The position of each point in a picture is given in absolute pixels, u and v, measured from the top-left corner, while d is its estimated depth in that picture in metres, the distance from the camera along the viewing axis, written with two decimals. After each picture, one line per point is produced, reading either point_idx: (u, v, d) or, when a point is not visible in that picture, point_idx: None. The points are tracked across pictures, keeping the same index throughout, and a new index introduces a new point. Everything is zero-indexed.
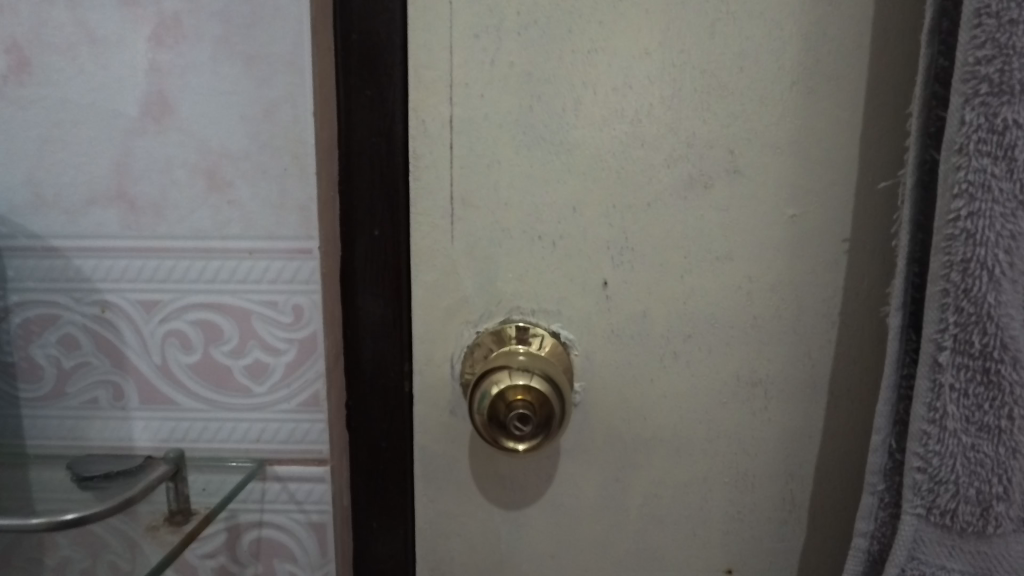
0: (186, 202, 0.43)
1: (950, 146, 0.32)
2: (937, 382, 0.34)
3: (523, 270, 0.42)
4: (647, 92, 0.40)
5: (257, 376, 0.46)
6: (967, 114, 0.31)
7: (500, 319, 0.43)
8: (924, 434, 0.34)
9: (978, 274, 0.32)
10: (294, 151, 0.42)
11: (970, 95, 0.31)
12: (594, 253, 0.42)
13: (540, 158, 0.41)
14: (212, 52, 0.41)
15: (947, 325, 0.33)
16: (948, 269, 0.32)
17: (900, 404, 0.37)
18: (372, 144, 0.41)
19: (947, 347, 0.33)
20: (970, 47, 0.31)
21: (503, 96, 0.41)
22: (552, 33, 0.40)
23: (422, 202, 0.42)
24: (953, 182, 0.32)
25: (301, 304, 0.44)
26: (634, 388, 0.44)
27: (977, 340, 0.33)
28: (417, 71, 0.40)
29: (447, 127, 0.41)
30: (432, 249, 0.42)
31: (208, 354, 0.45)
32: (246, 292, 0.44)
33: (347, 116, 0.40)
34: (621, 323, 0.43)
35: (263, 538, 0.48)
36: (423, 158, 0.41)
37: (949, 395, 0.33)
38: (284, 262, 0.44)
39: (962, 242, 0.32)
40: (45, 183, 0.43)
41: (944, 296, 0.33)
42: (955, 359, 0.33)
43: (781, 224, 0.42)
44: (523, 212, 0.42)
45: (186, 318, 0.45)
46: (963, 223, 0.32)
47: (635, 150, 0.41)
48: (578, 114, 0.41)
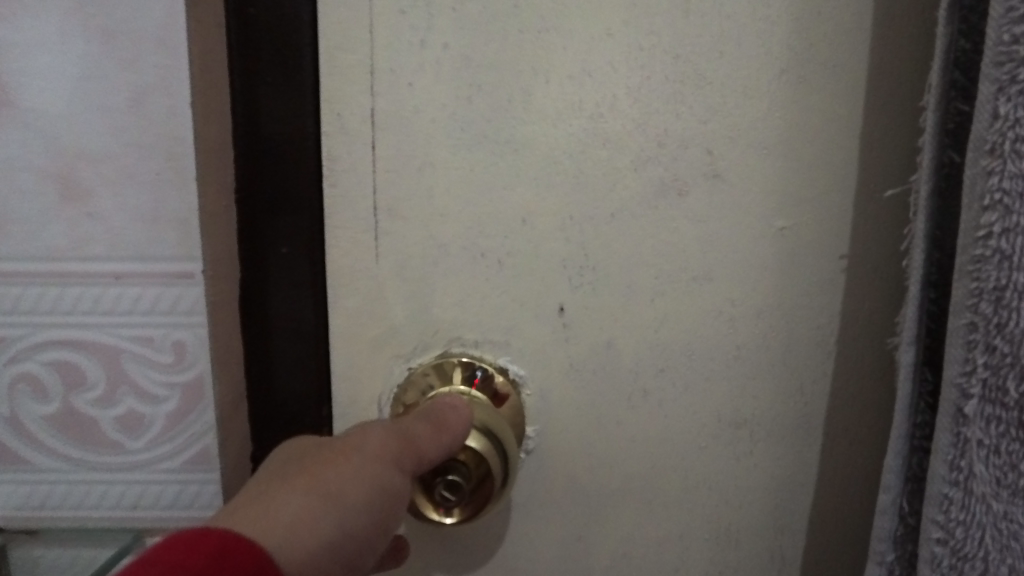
0: (37, 214, 0.44)
1: (979, 146, 0.26)
2: (961, 436, 0.27)
3: (464, 295, 0.35)
4: (609, 81, 0.34)
5: (138, 412, 0.47)
6: (1003, 105, 0.25)
7: (438, 352, 0.36)
8: (945, 499, 0.28)
9: (1013, 305, 0.26)
10: (172, 149, 0.43)
11: (1005, 82, 0.25)
12: (548, 272, 0.35)
13: (482, 160, 0.34)
14: (60, 26, 0.41)
15: (974, 367, 0.27)
16: (976, 298, 0.26)
17: (911, 458, 0.31)
18: (276, 142, 0.33)
19: (974, 394, 0.27)
20: (1006, 22, 0.25)
21: (436, 85, 0.33)
22: (495, 8, 0.33)
23: (340, 212, 0.35)
24: (983, 191, 0.26)
25: (181, 340, 0.46)
26: (597, 432, 0.37)
27: (1011, 388, 0.27)
28: (330, 53, 0.33)
29: (368, 123, 0.34)
30: (353, 270, 0.35)
31: (72, 402, 0.47)
32: (128, 331, 0.46)
33: (245, 108, 0.33)
34: (581, 355, 0.36)
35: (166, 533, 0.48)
36: (341, 159, 0.34)
37: (976, 452, 0.27)
38: (161, 290, 0.45)
39: (995, 266, 0.26)
40: None
41: (970, 331, 0.27)
42: (984, 410, 0.27)
43: (767, 238, 0.35)
44: (464, 225, 0.35)
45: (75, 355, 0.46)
46: (997, 243, 0.26)
47: (597, 149, 0.34)
48: (528, 106, 0.34)
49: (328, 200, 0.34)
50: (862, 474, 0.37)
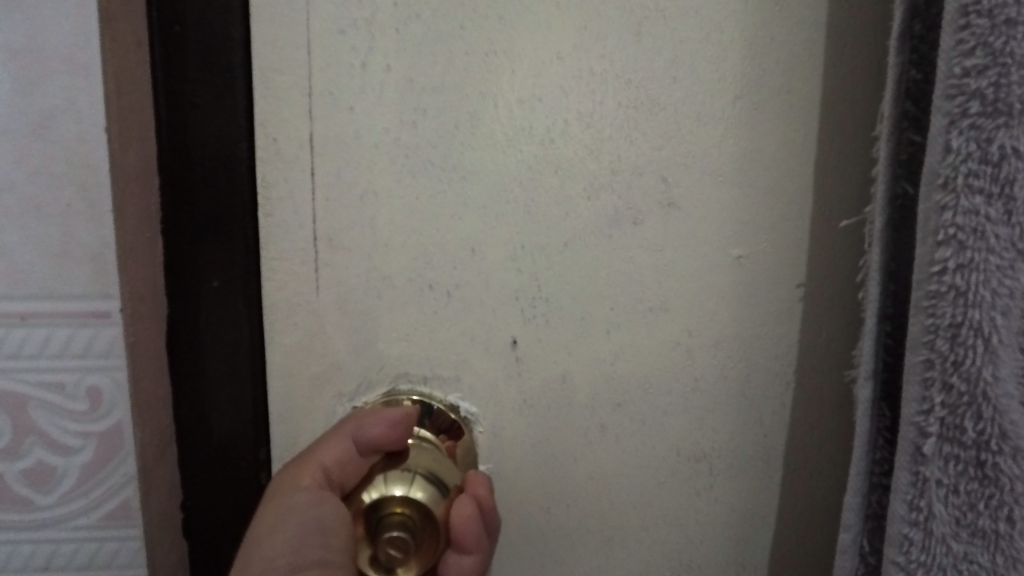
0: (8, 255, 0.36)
1: (932, 180, 0.25)
2: (920, 475, 0.27)
3: (410, 328, 0.33)
4: (560, 106, 0.32)
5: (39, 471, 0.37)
6: (955, 139, 0.25)
7: (385, 390, 0.34)
8: (905, 539, 0.27)
9: (969, 343, 0.25)
10: (83, 176, 0.33)
11: (957, 114, 0.25)
12: (498, 304, 0.34)
13: (428, 188, 0.32)
14: None
15: (932, 406, 0.26)
16: (932, 335, 0.26)
17: (871, 496, 0.30)
18: (205, 167, 0.31)
19: (932, 433, 0.27)
20: (956, 54, 0.25)
21: (378, 110, 0.32)
22: (440, 30, 0.31)
23: (275, 242, 0.32)
24: (937, 226, 0.25)
25: (97, 385, 0.36)
26: (554, 469, 0.36)
27: (969, 426, 0.26)
28: (263, 73, 0.31)
29: (306, 148, 0.32)
30: (290, 303, 0.33)
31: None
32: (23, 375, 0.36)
33: (171, 133, 0.31)
34: (534, 390, 0.35)
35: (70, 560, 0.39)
36: (276, 186, 0.32)
37: (937, 493, 0.27)
38: (73, 330, 0.35)
39: (950, 302, 0.25)
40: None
41: (927, 368, 0.26)
42: (943, 449, 0.27)
43: (723, 266, 0.34)
44: (409, 255, 0.33)
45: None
46: (952, 278, 0.25)
47: (547, 176, 0.33)
48: (475, 131, 0.32)
49: (263, 229, 0.32)
50: (824, 508, 0.36)
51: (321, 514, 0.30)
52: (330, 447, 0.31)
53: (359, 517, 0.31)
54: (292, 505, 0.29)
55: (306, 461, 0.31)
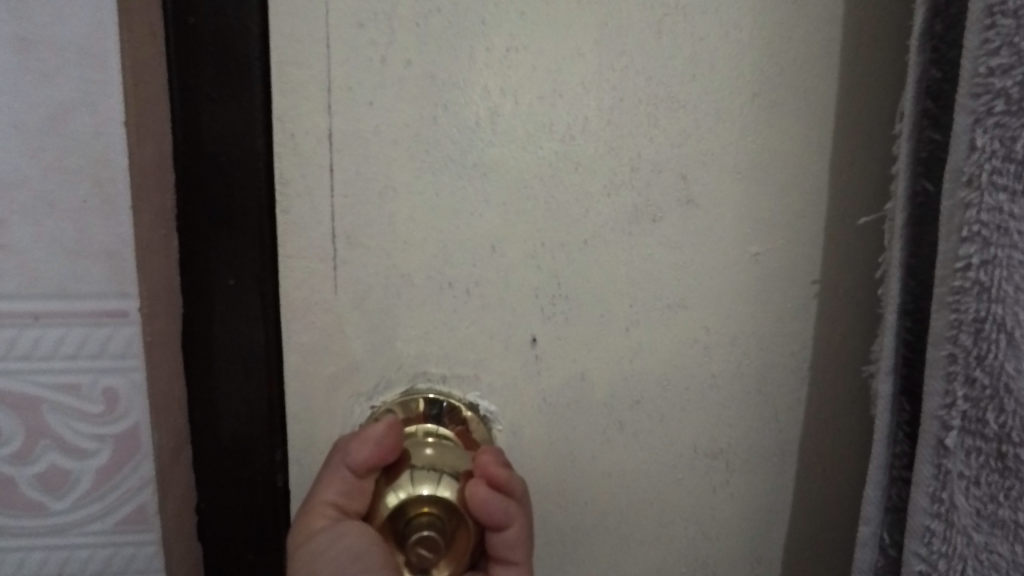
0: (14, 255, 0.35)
1: (956, 177, 0.26)
2: (942, 468, 0.27)
3: (430, 327, 0.33)
4: (582, 102, 0.32)
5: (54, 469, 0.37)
6: (979, 137, 0.25)
7: (403, 389, 0.33)
8: (926, 530, 0.28)
9: (993, 338, 0.26)
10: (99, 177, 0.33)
11: (981, 113, 0.25)
12: (518, 303, 0.33)
13: (449, 184, 0.32)
14: None
15: (954, 400, 0.27)
16: (956, 331, 0.26)
17: (891, 489, 0.30)
18: (222, 162, 0.30)
19: (954, 427, 0.27)
20: (981, 53, 0.25)
21: (398, 105, 0.31)
22: (461, 25, 0.31)
23: (294, 240, 0.32)
24: (961, 223, 0.25)
25: (114, 387, 0.37)
26: (573, 467, 0.35)
27: (991, 420, 0.26)
28: (281, 67, 0.30)
29: (324, 143, 0.31)
30: (309, 303, 0.32)
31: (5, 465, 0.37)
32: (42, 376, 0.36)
33: (186, 128, 0.30)
34: (553, 389, 0.34)
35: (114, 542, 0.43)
36: (294, 183, 0.31)
37: (961, 484, 0.27)
38: (89, 332, 0.36)
39: (974, 298, 0.26)
40: None
41: (950, 363, 0.27)
42: (965, 442, 0.27)
43: (740, 263, 0.35)
44: (430, 252, 0.32)
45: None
46: (976, 274, 0.25)
47: (568, 174, 0.33)
48: (495, 128, 0.32)
49: (281, 226, 0.31)
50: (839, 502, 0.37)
51: (347, 546, 0.29)
52: (330, 482, 0.30)
53: (387, 528, 0.30)
54: (316, 551, 0.29)
55: (312, 505, 0.30)
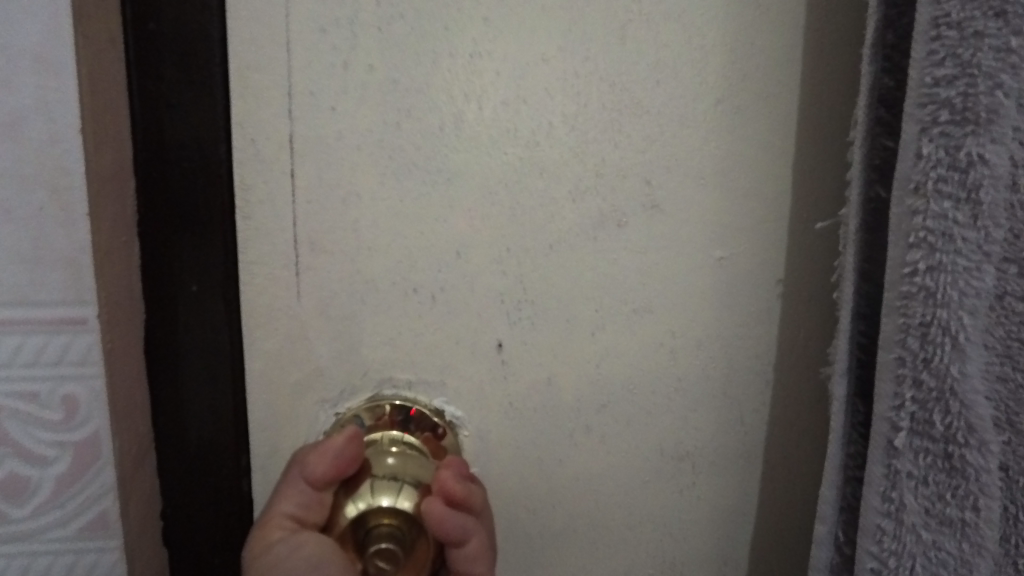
0: None
1: (905, 185, 0.26)
2: (893, 468, 0.28)
3: (395, 333, 0.33)
4: (546, 108, 0.32)
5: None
6: (925, 146, 0.26)
7: (369, 396, 0.33)
8: (879, 529, 0.29)
9: (938, 341, 0.26)
10: None
11: (928, 123, 0.26)
12: (484, 308, 0.33)
13: (412, 191, 0.32)
14: None
15: (903, 401, 0.27)
16: (904, 333, 0.27)
17: (845, 488, 0.31)
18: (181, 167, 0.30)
19: (905, 427, 0.28)
20: (928, 64, 0.25)
21: (361, 111, 0.31)
22: (424, 30, 0.31)
23: (256, 246, 0.31)
24: (908, 230, 0.26)
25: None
26: (540, 471, 0.36)
27: (937, 420, 0.27)
28: (240, 71, 0.30)
29: (286, 149, 0.31)
30: (272, 309, 0.32)
31: None
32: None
33: (147, 137, 0.30)
34: (520, 393, 0.35)
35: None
36: (255, 188, 0.31)
37: (910, 485, 0.28)
38: None
39: (921, 302, 0.26)
40: None
41: (899, 365, 0.27)
42: (913, 442, 0.28)
43: (705, 269, 0.35)
44: (394, 258, 0.32)
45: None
46: (922, 279, 0.26)
47: (532, 180, 0.33)
48: (459, 133, 0.32)
49: (243, 232, 0.31)
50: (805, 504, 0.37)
51: (302, 556, 0.28)
52: (287, 494, 0.30)
53: (347, 538, 0.29)
54: (270, 564, 0.28)
55: (268, 518, 0.30)
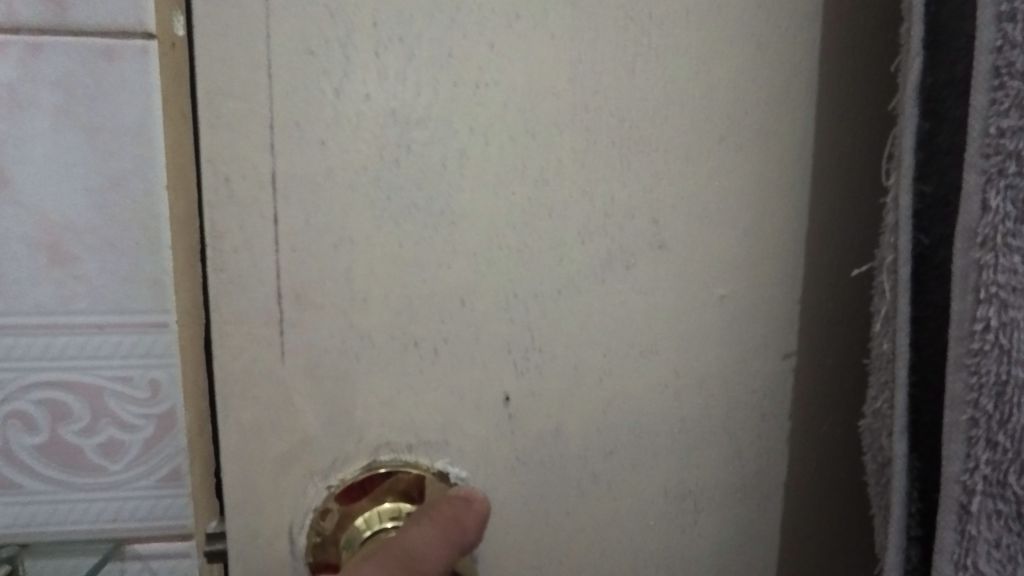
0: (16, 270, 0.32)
1: (969, 238, 0.25)
2: (966, 532, 0.27)
3: (394, 391, 0.30)
4: (555, 144, 0.30)
5: (99, 446, 0.35)
6: (992, 198, 0.25)
7: (364, 463, 0.30)
8: None
9: (1013, 399, 0.25)
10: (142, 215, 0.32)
11: (993, 173, 0.25)
12: (490, 359, 0.31)
13: (413, 234, 0.29)
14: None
15: (977, 463, 0.26)
16: (975, 395, 0.26)
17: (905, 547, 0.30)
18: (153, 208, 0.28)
19: (976, 487, 0.26)
20: (992, 114, 0.25)
21: (356, 144, 0.27)
22: (426, 56, 0.28)
23: (230, 302, 0.27)
24: (978, 284, 0.25)
25: (159, 378, 0.34)
26: (546, 523, 0.34)
27: (1010, 479, 0.26)
28: (210, 96, 0.26)
29: (267, 189, 0.27)
30: (250, 374, 0.28)
31: (58, 437, 0.34)
32: (101, 356, 0.33)
33: None
34: (527, 446, 0.32)
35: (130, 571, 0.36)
36: (229, 234, 0.27)
37: (986, 551, 0.26)
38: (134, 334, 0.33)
39: (994, 360, 0.25)
40: None
41: (971, 426, 0.26)
42: (986, 503, 0.26)
43: (709, 307, 0.34)
44: (392, 310, 0.29)
45: (33, 385, 0.34)
46: (995, 337, 0.25)
47: (541, 220, 0.31)
48: (463, 170, 0.29)
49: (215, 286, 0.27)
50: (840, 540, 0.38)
51: None
52: None
53: None
54: None
55: None
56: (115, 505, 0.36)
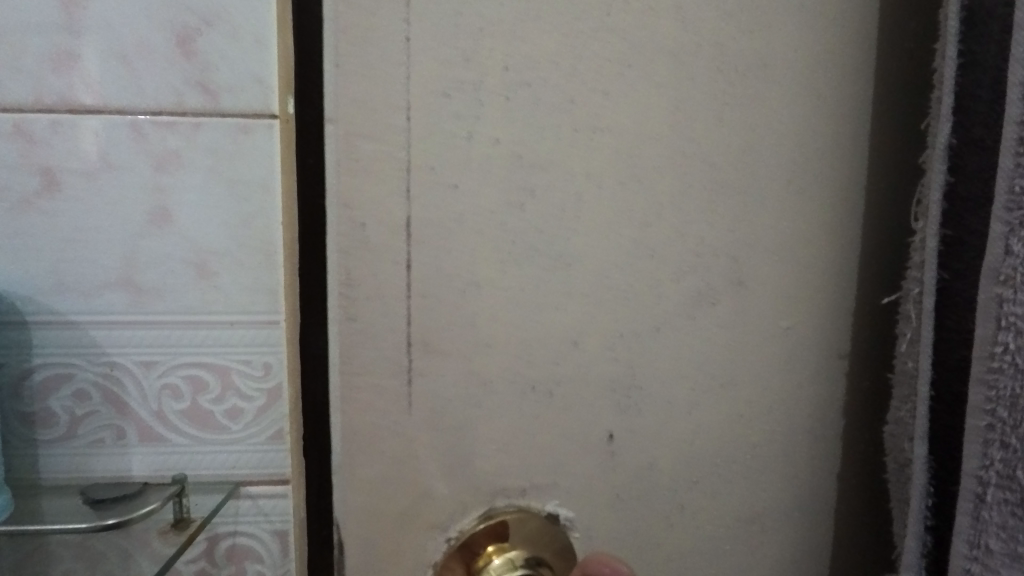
0: (162, 275, 0.34)
1: (991, 276, 0.25)
2: (978, 519, 0.26)
3: (510, 437, 0.30)
4: (655, 185, 0.31)
5: (226, 415, 0.36)
6: (1014, 244, 0.25)
7: (482, 512, 0.30)
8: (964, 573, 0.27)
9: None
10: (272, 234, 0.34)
11: (1015, 224, 0.25)
12: (596, 398, 0.31)
13: (533, 279, 0.29)
14: None
15: (992, 461, 0.26)
16: (993, 403, 0.26)
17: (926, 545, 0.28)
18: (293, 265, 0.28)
19: (990, 484, 0.26)
20: (1014, 174, 0.25)
21: (485, 187, 0.28)
22: (547, 103, 0.28)
23: (360, 353, 0.28)
24: (996, 315, 0.25)
25: (272, 361, 0.35)
26: (638, 557, 0.34)
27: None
28: (349, 140, 0.27)
29: (403, 237, 0.28)
30: (376, 428, 0.29)
31: (184, 410, 0.35)
32: (222, 344, 0.35)
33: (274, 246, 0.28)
34: (626, 483, 0.32)
35: (243, 546, 0.37)
36: (362, 284, 0.28)
37: (995, 535, 0.26)
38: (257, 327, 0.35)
39: (1011, 376, 0.25)
40: (72, 262, 0.33)
41: (988, 430, 0.26)
42: (996, 496, 0.26)
43: (779, 341, 0.34)
44: (512, 353, 0.29)
45: (180, 366, 0.35)
46: (1013, 358, 0.25)
47: (642, 261, 0.31)
48: (580, 213, 0.29)
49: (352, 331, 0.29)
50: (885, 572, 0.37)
51: None
52: None
53: None
54: None
55: None
56: (239, 459, 0.36)
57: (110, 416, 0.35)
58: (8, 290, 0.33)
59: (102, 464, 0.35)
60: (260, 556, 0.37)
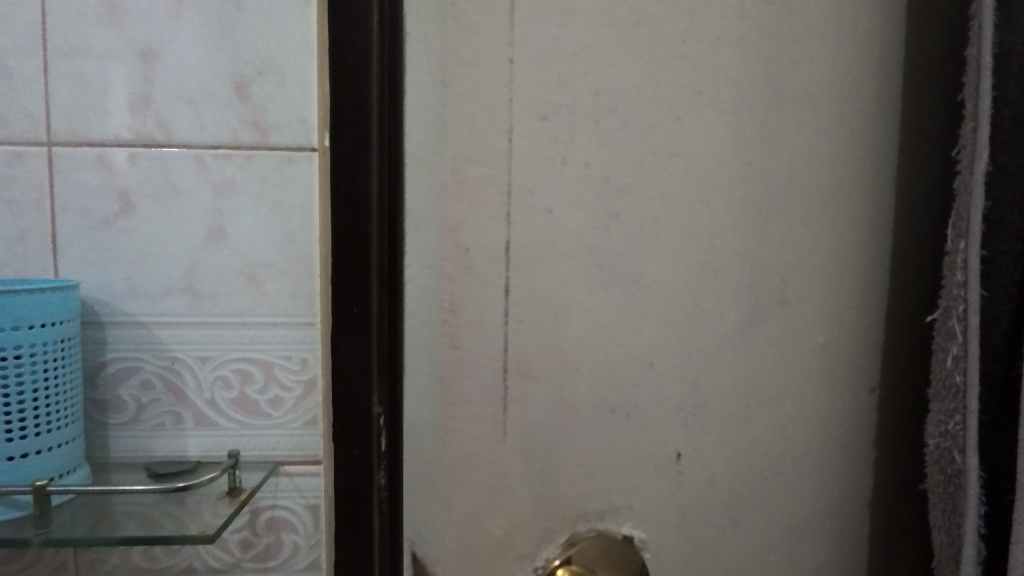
0: (219, 284, 0.41)
1: None
2: None
3: (591, 449, 0.32)
4: (721, 206, 0.32)
5: (268, 404, 0.43)
6: None
7: (563, 539, 0.32)
8: None
9: None
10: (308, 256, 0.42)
11: None
12: (664, 415, 0.32)
13: (623, 299, 0.31)
14: (207, 55, 0.40)
15: None
16: None
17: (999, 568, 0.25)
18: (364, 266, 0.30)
19: None
20: None
21: (579, 209, 0.31)
22: (633, 133, 0.31)
23: (459, 376, 0.31)
24: None
25: (309, 357, 0.42)
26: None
27: None
28: (457, 171, 0.30)
29: (501, 258, 0.31)
30: (473, 452, 0.32)
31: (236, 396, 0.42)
32: (266, 343, 0.42)
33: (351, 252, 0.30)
34: (691, 502, 0.33)
35: (281, 517, 0.43)
36: (464, 311, 0.31)
37: None
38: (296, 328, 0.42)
39: None
40: (143, 272, 0.41)
41: None
42: None
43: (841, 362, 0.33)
44: (593, 366, 0.31)
45: (230, 360, 0.42)
46: None
47: (709, 280, 0.32)
48: (659, 238, 0.31)
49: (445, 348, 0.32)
50: None
51: None
52: None
53: None
54: None
55: None
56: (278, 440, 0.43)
57: (171, 401, 0.42)
58: (92, 293, 0.41)
59: (164, 442, 0.42)
60: (296, 525, 0.43)
